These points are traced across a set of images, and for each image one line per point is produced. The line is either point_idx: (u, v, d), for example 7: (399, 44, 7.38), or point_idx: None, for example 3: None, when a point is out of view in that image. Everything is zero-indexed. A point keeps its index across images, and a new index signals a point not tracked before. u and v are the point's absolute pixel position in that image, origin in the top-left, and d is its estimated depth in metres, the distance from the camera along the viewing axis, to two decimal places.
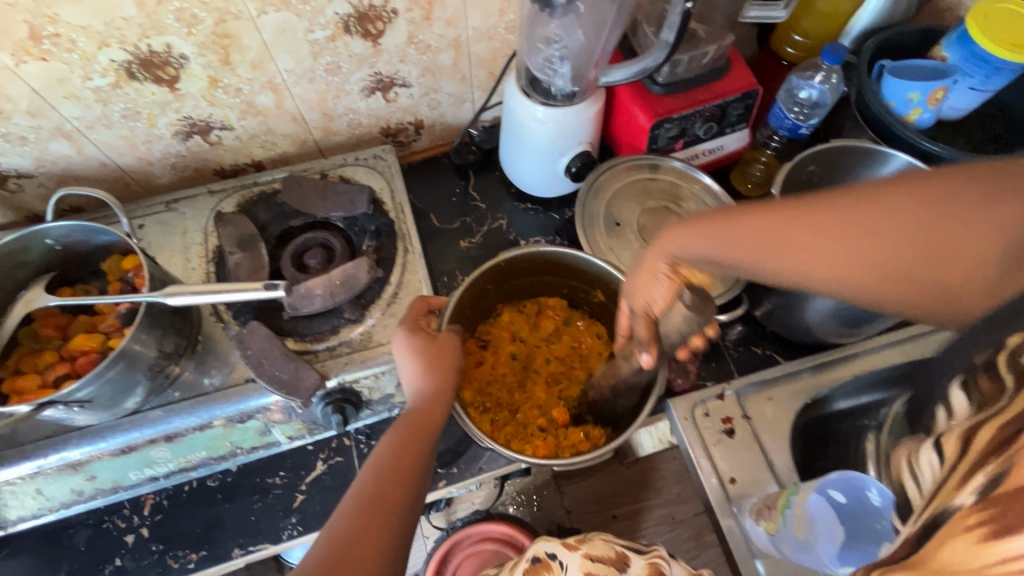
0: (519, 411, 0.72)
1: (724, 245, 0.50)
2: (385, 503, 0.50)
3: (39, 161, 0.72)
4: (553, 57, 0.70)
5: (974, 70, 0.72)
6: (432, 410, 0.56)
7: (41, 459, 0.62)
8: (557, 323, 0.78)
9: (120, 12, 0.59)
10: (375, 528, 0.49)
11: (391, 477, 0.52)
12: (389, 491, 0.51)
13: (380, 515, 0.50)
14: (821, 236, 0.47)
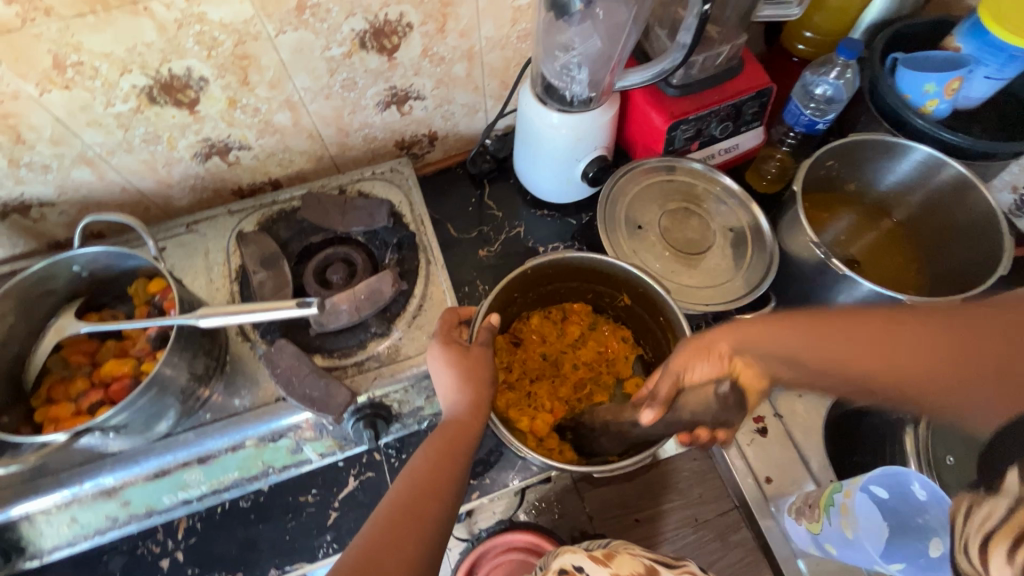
0: (529, 386, 0.74)
1: (801, 346, 0.47)
2: (418, 512, 0.49)
3: (61, 189, 0.72)
4: (570, 65, 0.71)
5: (990, 58, 0.72)
6: (467, 425, 0.55)
7: (77, 486, 0.62)
8: (584, 329, 0.77)
9: (141, 38, 0.60)
10: (408, 538, 0.47)
11: (426, 486, 0.51)
12: (422, 501, 0.50)
13: (412, 525, 0.48)
14: (916, 358, 0.43)
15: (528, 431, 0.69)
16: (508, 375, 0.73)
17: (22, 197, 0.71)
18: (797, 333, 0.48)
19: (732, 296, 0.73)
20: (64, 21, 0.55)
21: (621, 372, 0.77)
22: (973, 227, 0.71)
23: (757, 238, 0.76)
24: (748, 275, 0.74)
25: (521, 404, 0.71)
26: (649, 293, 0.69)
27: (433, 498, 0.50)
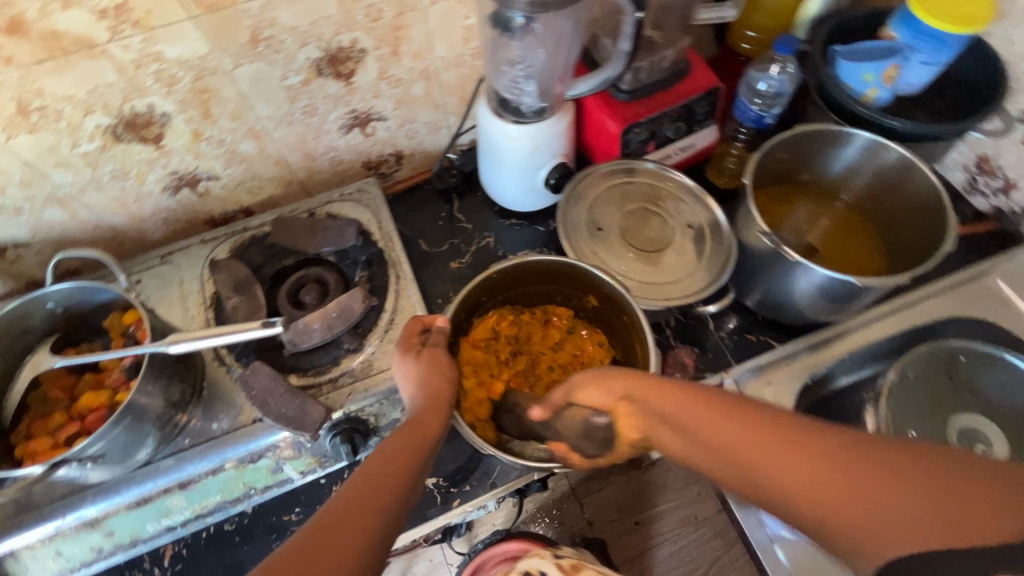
0: (503, 355, 0.76)
1: (671, 400, 0.51)
2: (372, 498, 0.47)
3: (35, 229, 0.74)
4: (519, 78, 0.74)
5: (923, 45, 0.75)
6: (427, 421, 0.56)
7: (59, 519, 0.64)
8: (562, 332, 0.78)
9: (101, 79, 0.62)
10: (358, 523, 0.45)
11: (382, 473, 0.50)
12: (377, 488, 0.49)
13: (364, 511, 0.46)
14: (764, 445, 0.45)
15: (468, 388, 0.72)
16: (499, 343, 0.76)
17: None
18: (672, 397, 0.52)
19: (694, 288, 0.75)
20: (25, 68, 0.58)
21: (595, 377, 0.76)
22: (925, 207, 0.74)
23: (716, 233, 0.78)
24: (709, 266, 0.76)
25: (489, 375, 0.73)
26: (611, 292, 0.70)
27: (389, 485, 0.49)
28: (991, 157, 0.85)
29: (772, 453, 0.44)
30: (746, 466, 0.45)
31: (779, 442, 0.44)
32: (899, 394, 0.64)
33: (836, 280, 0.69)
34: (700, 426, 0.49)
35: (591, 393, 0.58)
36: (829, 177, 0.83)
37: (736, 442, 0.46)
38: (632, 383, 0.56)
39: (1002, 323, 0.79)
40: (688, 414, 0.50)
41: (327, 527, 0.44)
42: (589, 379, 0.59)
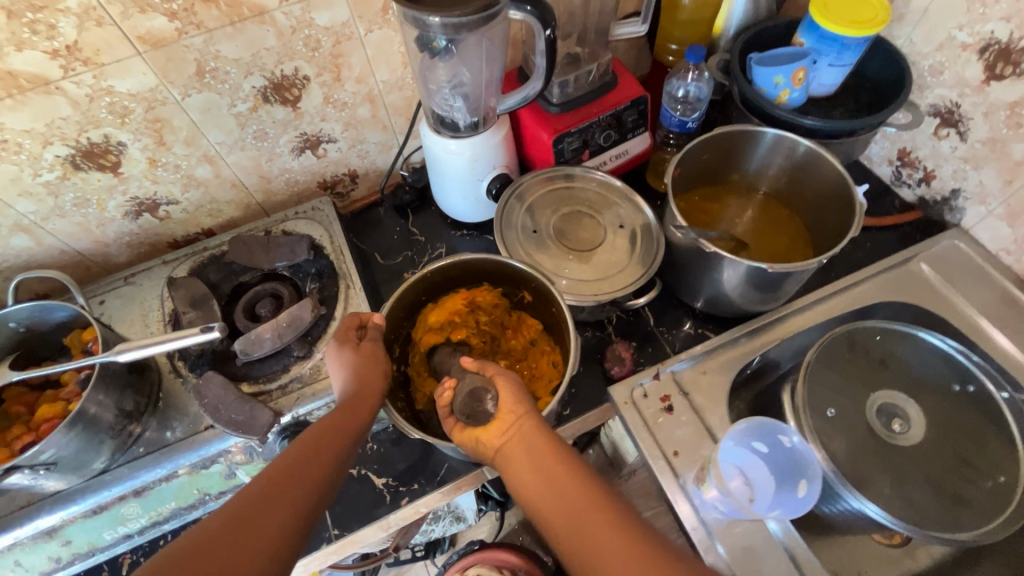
0: (487, 323, 0.78)
1: (540, 455, 0.60)
2: (299, 481, 0.53)
3: (2, 257, 0.79)
4: (448, 95, 0.79)
5: (828, 49, 0.81)
6: (356, 413, 0.60)
7: (17, 530, 0.67)
8: (524, 342, 0.79)
9: (57, 113, 0.68)
10: (284, 507, 0.51)
11: (310, 459, 0.55)
12: (304, 473, 0.54)
13: (289, 495, 0.52)
14: (596, 512, 0.56)
15: (434, 324, 0.76)
16: (483, 315, 0.78)
17: None
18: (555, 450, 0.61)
19: (625, 284, 0.78)
20: None
21: (538, 393, 0.75)
22: (840, 199, 0.78)
23: (647, 235, 0.83)
24: (640, 263, 0.80)
25: (459, 326, 0.76)
26: (541, 287, 0.75)
27: (314, 470, 0.54)
28: (910, 150, 0.89)
29: (596, 522, 0.55)
30: (569, 522, 0.56)
31: (609, 519, 0.55)
32: (814, 373, 0.72)
33: (756, 271, 0.72)
34: (554, 484, 0.58)
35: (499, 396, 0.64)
36: (754, 177, 0.87)
37: (572, 508, 0.57)
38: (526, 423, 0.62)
39: (927, 305, 0.82)
40: (551, 472, 0.59)
41: (253, 507, 0.49)
42: (508, 387, 0.65)
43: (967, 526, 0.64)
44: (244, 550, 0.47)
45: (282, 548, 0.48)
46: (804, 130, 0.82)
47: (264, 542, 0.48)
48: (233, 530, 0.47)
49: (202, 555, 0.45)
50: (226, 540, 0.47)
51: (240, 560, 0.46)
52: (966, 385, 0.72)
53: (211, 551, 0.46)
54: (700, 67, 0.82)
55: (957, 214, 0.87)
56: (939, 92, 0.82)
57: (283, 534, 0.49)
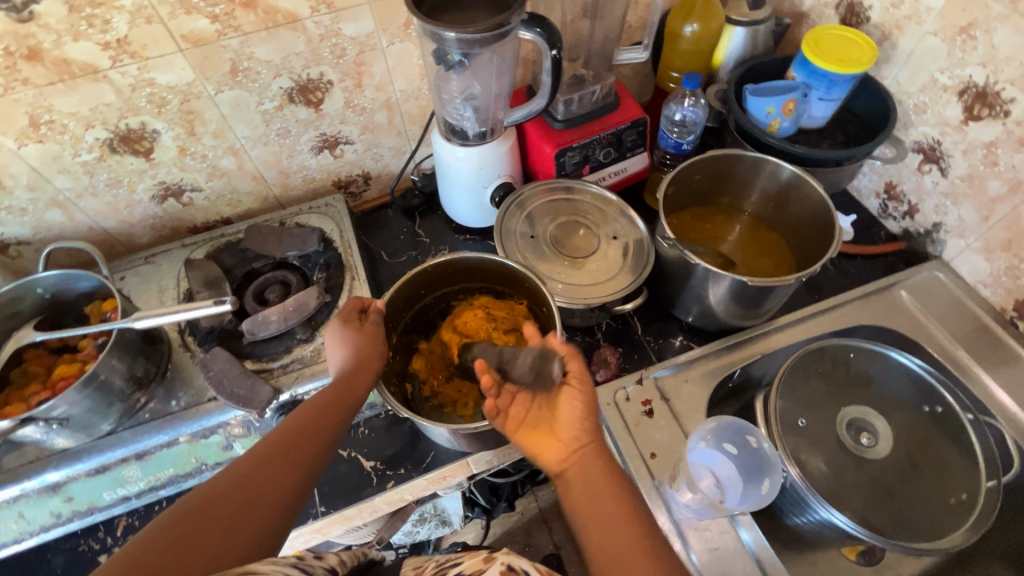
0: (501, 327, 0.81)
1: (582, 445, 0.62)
2: (298, 456, 0.57)
3: (36, 229, 0.85)
4: (460, 105, 0.85)
5: (818, 83, 0.86)
6: (353, 387, 0.64)
7: (24, 482, 0.71)
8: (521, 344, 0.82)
9: (102, 99, 0.74)
10: (282, 474, 0.55)
11: (308, 431, 0.59)
12: (303, 443, 0.58)
13: (287, 464, 0.56)
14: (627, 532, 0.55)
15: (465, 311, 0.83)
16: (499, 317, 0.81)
17: (2, 237, 0.84)
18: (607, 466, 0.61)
19: (614, 291, 0.82)
20: (39, 88, 0.70)
21: None
22: (823, 225, 0.82)
23: (638, 249, 0.87)
24: (630, 272, 0.84)
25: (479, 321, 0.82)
26: (535, 287, 0.79)
27: (312, 442, 0.59)
28: (896, 184, 0.93)
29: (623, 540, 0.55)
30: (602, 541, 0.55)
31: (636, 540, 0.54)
32: (791, 382, 0.75)
33: (738, 286, 0.76)
34: (594, 499, 0.58)
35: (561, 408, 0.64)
36: (744, 199, 0.92)
37: (609, 527, 0.56)
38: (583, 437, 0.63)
39: (905, 330, 0.85)
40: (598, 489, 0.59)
41: (256, 472, 0.54)
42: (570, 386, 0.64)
43: (942, 531, 0.67)
44: (244, 510, 0.51)
45: (277, 511, 0.53)
46: (795, 157, 0.86)
47: (264, 503, 0.52)
48: (238, 490, 0.52)
49: (205, 509, 0.49)
50: (230, 498, 0.51)
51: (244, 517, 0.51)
52: (935, 405, 0.75)
53: (215, 507, 0.50)
54: (698, 93, 0.88)
55: (938, 247, 0.91)
56: (923, 130, 0.86)
57: (280, 498, 0.54)
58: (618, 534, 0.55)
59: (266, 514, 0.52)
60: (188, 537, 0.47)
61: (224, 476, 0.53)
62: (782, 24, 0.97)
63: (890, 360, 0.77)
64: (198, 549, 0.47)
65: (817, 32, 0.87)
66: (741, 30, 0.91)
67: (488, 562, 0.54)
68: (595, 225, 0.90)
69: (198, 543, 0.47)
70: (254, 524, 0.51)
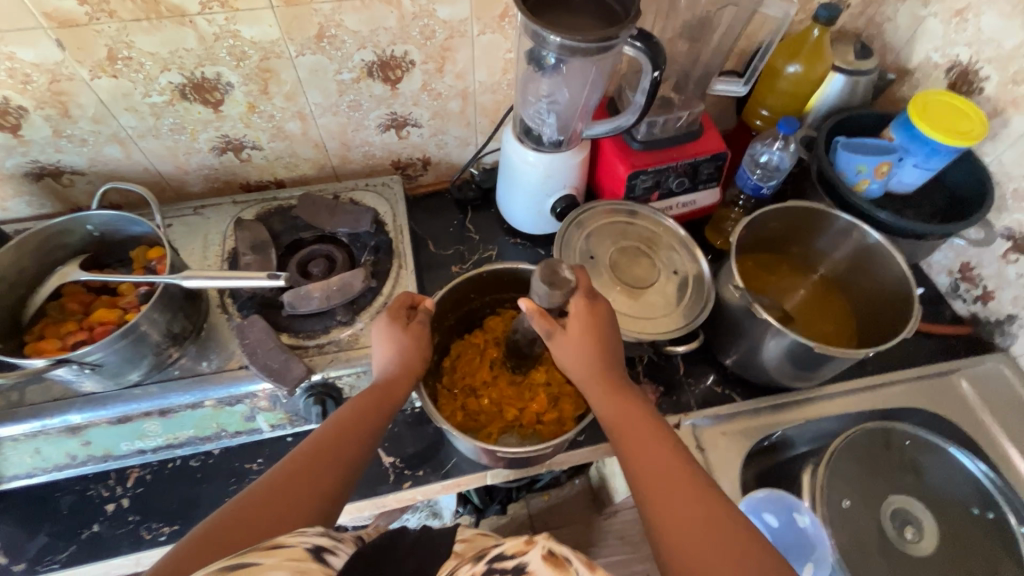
0: (542, 354, 0.80)
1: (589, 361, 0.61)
2: (345, 450, 0.57)
3: (92, 161, 0.83)
4: (542, 110, 0.82)
5: (917, 149, 0.81)
6: (394, 387, 0.63)
7: (46, 418, 0.69)
8: (566, 373, 0.79)
9: (183, 44, 0.72)
10: (330, 472, 0.55)
11: (351, 431, 0.59)
12: (347, 437, 0.58)
13: (333, 462, 0.56)
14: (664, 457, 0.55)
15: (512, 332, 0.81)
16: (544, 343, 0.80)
17: (57, 163, 0.82)
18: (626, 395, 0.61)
19: (666, 329, 0.79)
20: (123, 22, 0.68)
21: (565, 420, 0.76)
22: (899, 299, 0.79)
23: (699, 286, 0.83)
24: (686, 311, 0.81)
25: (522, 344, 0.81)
26: None
27: (354, 442, 0.58)
28: (973, 266, 0.89)
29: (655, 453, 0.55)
30: (641, 465, 0.55)
31: (671, 466, 0.54)
32: (841, 457, 0.74)
33: (799, 348, 0.73)
34: (630, 430, 0.58)
35: (561, 352, 0.61)
36: (816, 258, 0.89)
37: (646, 451, 0.56)
38: (594, 370, 0.61)
39: (961, 424, 0.82)
40: (628, 416, 0.59)
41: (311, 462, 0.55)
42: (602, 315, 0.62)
43: None
44: (300, 499, 0.52)
45: (322, 507, 0.53)
46: (878, 224, 0.82)
47: (308, 493, 0.53)
48: (292, 479, 0.53)
49: (252, 506, 0.50)
50: (276, 494, 0.51)
51: (295, 501, 0.52)
52: (986, 510, 0.74)
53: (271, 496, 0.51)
54: (789, 138, 0.84)
55: (1008, 339, 0.87)
56: (1017, 218, 0.82)
57: (325, 495, 0.54)
58: (656, 458, 0.55)
59: (312, 510, 0.52)
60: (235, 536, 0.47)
61: (271, 475, 0.53)
62: (885, 78, 0.93)
63: (948, 457, 0.77)
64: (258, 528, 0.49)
65: (924, 96, 0.82)
66: (842, 78, 0.87)
67: (530, 544, 0.45)
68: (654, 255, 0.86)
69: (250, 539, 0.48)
70: (306, 505, 0.52)
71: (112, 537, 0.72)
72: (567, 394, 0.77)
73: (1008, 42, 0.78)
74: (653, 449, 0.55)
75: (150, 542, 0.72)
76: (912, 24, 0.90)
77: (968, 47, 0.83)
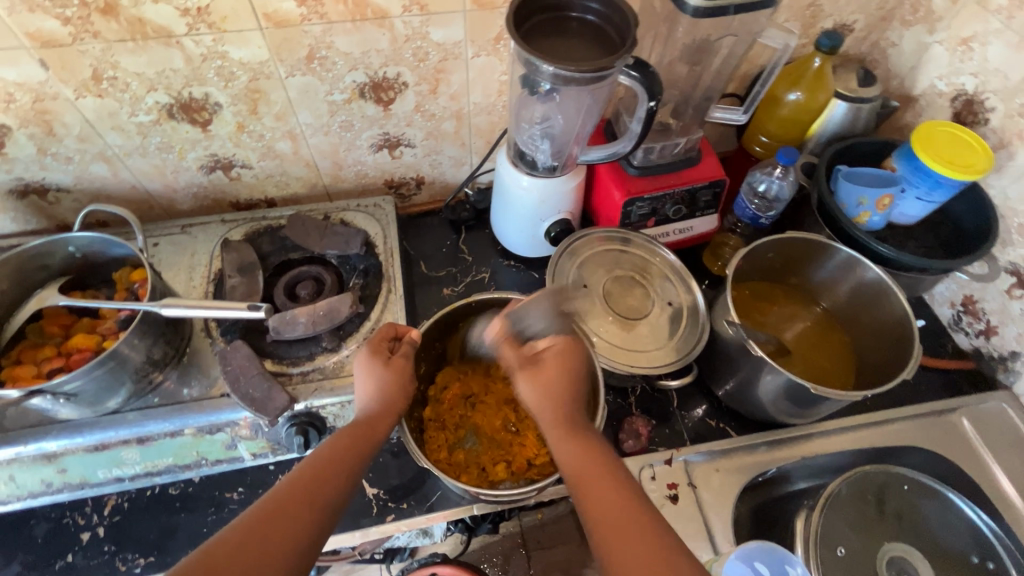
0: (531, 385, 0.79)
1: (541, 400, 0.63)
2: (318, 494, 0.55)
3: (78, 179, 0.82)
4: (536, 135, 0.80)
5: (919, 182, 0.79)
6: (374, 424, 0.61)
7: (20, 446, 0.67)
8: None
9: (170, 65, 0.71)
10: (304, 516, 0.53)
11: (330, 471, 0.57)
12: (320, 481, 0.56)
13: (309, 505, 0.54)
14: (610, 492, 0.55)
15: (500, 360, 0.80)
16: None
17: (43, 181, 0.80)
18: (578, 428, 0.61)
19: (658, 363, 0.77)
20: (108, 43, 0.67)
21: (554, 456, 0.74)
22: (899, 338, 0.77)
23: (693, 317, 0.81)
24: (680, 345, 0.79)
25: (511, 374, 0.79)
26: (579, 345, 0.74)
27: (331, 483, 0.56)
28: (977, 299, 0.87)
29: (607, 493, 0.55)
30: (592, 503, 0.54)
31: (620, 503, 0.54)
32: (834, 506, 0.73)
33: (796, 388, 0.70)
34: (584, 465, 0.57)
35: (526, 390, 0.65)
36: (813, 288, 0.87)
37: (594, 491, 0.55)
38: (552, 408, 0.62)
39: (962, 464, 0.80)
40: (579, 456, 0.58)
41: (282, 510, 0.52)
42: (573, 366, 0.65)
43: None
44: (268, 547, 0.50)
45: (297, 555, 0.51)
46: (878, 257, 0.80)
47: (277, 542, 0.50)
48: (264, 525, 0.51)
49: (222, 551, 0.48)
50: (248, 540, 0.49)
51: (266, 551, 0.49)
52: (986, 560, 0.73)
53: (241, 545, 0.49)
54: (789, 167, 0.82)
55: (1010, 376, 0.85)
56: (1021, 253, 0.80)
57: (297, 542, 0.51)
58: (606, 494, 0.55)
59: (284, 556, 0.50)
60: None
61: (241, 520, 0.51)
62: (888, 106, 0.91)
63: (949, 503, 0.76)
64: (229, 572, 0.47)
65: (929, 126, 0.80)
66: (845, 105, 0.85)
67: None
68: (647, 284, 0.84)
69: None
70: (276, 555, 0.50)
71: (86, 568, 0.71)
72: None
73: (1014, 74, 0.76)
74: (603, 486, 0.55)
75: (125, 573, 0.70)
76: (917, 50, 0.88)
77: (975, 76, 0.81)
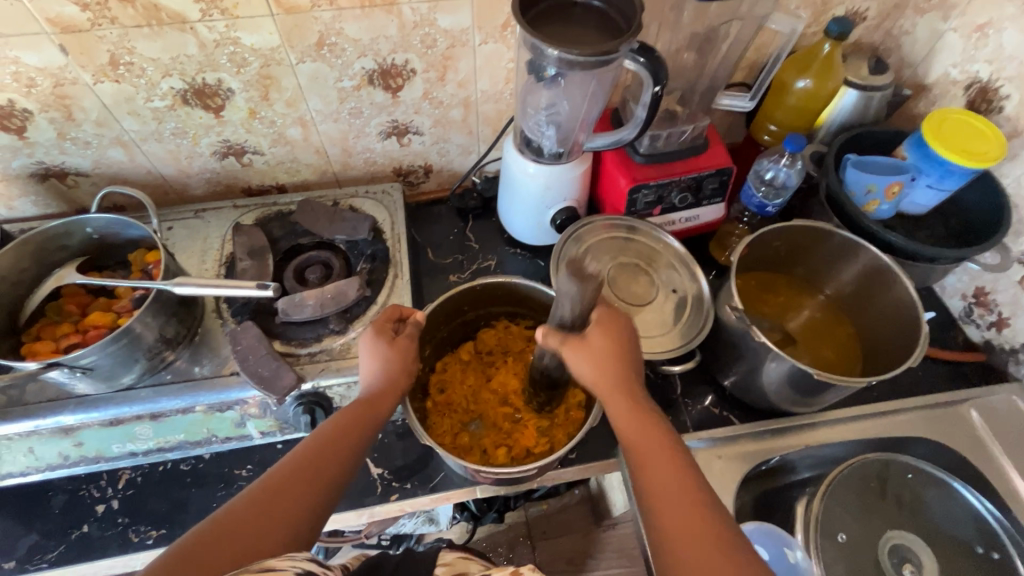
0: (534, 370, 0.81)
1: (603, 373, 0.59)
2: (321, 470, 0.56)
3: (96, 164, 0.84)
4: (542, 122, 0.80)
5: (930, 170, 0.79)
6: (376, 404, 0.63)
7: (39, 419, 0.70)
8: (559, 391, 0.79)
9: (184, 51, 0.72)
10: (308, 491, 0.54)
11: (331, 450, 0.58)
12: (325, 457, 0.57)
13: (314, 480, 0.55)
14: (658, 450, 0.57)
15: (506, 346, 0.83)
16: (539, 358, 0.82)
17: (62, 165, 0.83)
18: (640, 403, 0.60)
19: (661, 349, 0.77)
20: (125, 29, 0.68)
21: (555, 441, 0.75)
22: (905, 328, 0.77)
23: (697, 306, 0.81)
24: (682, 333, 0.79)
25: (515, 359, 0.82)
26: None
27: (334, 461, 0.57)
28: (989, 291, 0.85)
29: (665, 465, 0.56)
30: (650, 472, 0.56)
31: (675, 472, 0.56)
32: (835, 493, 0.72)
33: (800, 376, 0.70)
34: (643, 438, 0.58)
35: (577, 361, 0.60)
36: (820, 279, 0.87)
37: (650, 460, 0.57)
38: (614, 381, 0.60)
39: (970, 456, 0.79)
40: (640, 430, 0.59)
41: (287, 484, 0.54)
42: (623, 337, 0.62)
43: None
44: (274, 520, 0.51)
45: (302, 527, 0.53)
46: (887, 246, 0.79)
47: (282, 515, 0.52)
48: (270, 497, 0.52)
49: (230, 524, 0.50)
50: (257, 515, 0.51)
51: (272, 523, 0.51)
52: (992, 550, 0.72)
53: (250, 516, 0.51)
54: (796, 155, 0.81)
55: (1022, 369, 0.83)
56: None
57: (302, 516, 0.53)
58: (663, 468, 0.56)
59: (289, 530, 0.52)
60: (215, 552, 0.48)
61: (250, 491, 0.53)
62: (900, 95, 0.90)
63: (953, 492, 0.75)
64: (239, 542, 0.49)
65: (940, 114, 0.79)
66: (854, 93, 0.84)
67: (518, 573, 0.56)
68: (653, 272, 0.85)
69: (230, 556, 0.48)
70: (280, 528, 0.51)
71: (101, 538, 0.73)
72: (557, 417, 0.77)
73: None
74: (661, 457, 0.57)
75: (137, 544, 0.72)
76: (931, 38, 0.86)
77: (989, 64, 0.80)
